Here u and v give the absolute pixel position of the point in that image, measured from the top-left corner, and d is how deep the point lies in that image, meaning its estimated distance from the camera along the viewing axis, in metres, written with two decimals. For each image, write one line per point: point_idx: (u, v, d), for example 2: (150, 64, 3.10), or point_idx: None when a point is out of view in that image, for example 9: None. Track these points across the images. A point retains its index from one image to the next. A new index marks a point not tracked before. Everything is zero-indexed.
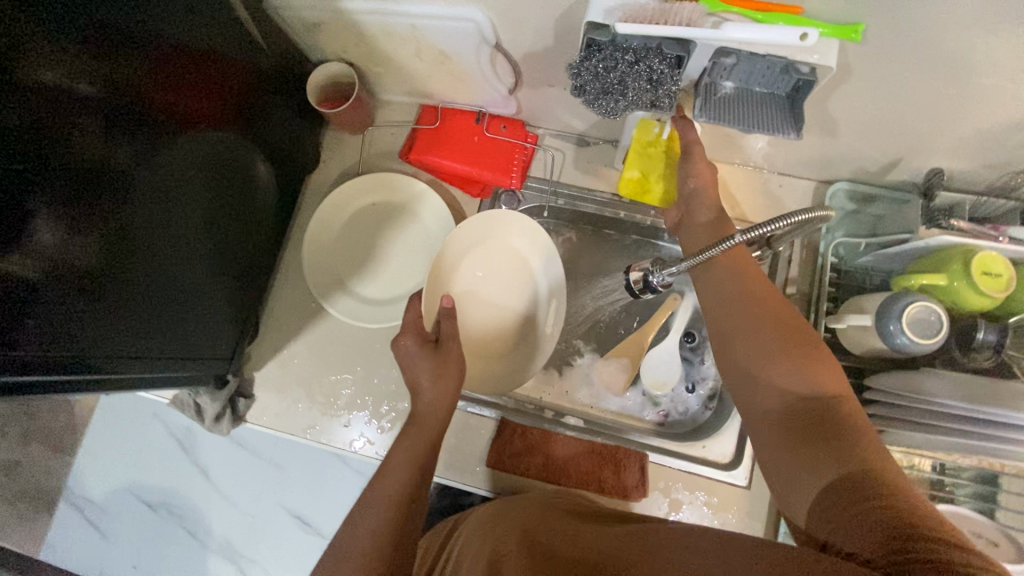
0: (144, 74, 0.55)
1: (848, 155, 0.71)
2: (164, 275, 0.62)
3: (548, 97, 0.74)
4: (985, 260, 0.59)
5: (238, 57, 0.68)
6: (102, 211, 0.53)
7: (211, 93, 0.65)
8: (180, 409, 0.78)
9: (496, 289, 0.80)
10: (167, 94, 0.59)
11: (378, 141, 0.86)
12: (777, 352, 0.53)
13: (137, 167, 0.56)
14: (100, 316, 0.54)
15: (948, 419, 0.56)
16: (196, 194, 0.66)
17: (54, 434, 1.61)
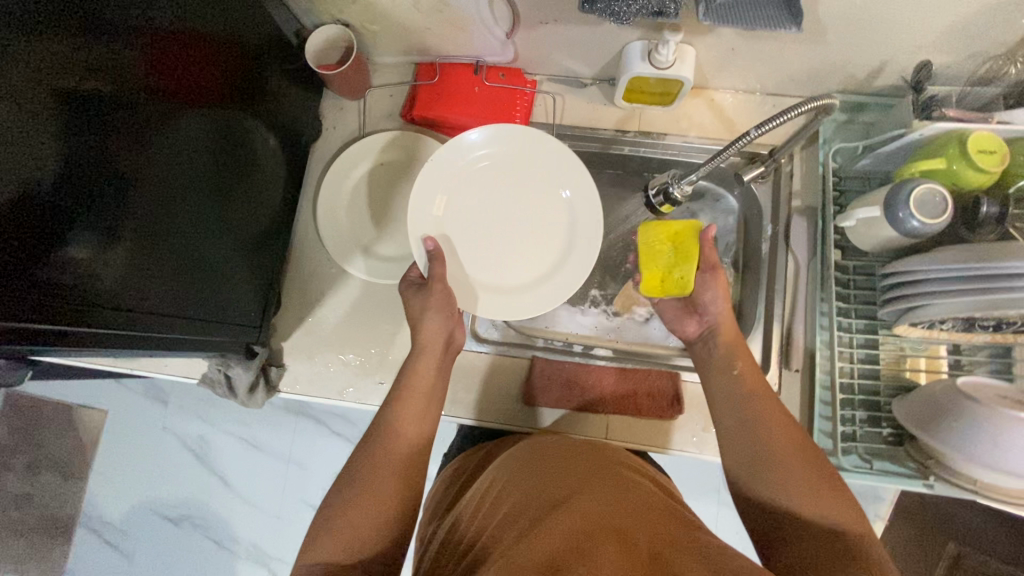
0: (139, 56, 0.54)
1: (836, 65, 0.74)
2: (180, 257, 0.62)
3: (545, 37, 0.75)
4: (978, 139, 0.63)
5: (232, 22, 0.67)
6: (118, 183, 0.52)
7: (210, 61, 0.64)
8: (212, 386, 0.79)
9: (507, 215, 0.77)
10: (163, 77, 0.57)
11: (378, 104, 0.86)
12: (809, 478, 0.55)
13: (142, 153, 0.55)
14: (119, 303, 0.54)
15: (962, 285, 0.59)
16: (202, 176, 0.65)
17: (65, 461, 1.59)
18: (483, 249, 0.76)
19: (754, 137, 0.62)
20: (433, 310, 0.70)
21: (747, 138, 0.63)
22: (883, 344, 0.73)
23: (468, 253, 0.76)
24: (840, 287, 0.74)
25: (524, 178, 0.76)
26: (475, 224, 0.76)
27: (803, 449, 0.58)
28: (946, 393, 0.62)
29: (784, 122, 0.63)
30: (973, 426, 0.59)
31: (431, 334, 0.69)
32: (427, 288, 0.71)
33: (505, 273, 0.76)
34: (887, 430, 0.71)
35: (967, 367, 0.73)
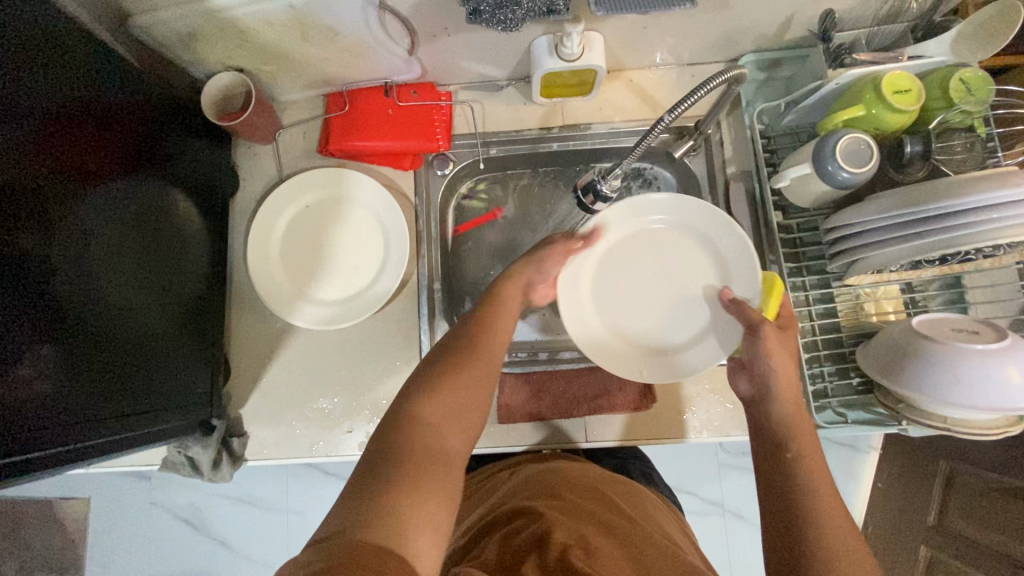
0: (17, 146, 0.50)
1: (744, 25, 0.73)
2: (103, 351, 0.58)
3: (448, 48, 0.73)
4: (892, 80, 0.63)
5: (122, 93, 0.63)
6: (34, 294, 0.51)
7: (110, 143, 0.61)
8: (174, 469, 0.75)
9: (649, 294, 0.75)
10: (53, 163, 0.54)
11: (293, 145, 0.83)
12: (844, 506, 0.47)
13: (35, 249, 0.51)
14: (26, 420, 0.49)
15: (895, 228, 0.59)
16: (116, 257, 0.61)
17: (56, 557, 1.54)
18: (630, 309, 0.75)
19: (670, 123, 0.61)
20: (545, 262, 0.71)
21: (662, 126, 0.62)
22: (838, 295, 0.74)
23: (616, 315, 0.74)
24: (788, 248, 0.74)
25: (684, 245, 0.74)
26: (672, 291, 0.74)
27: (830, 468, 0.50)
28: (905, 336, 0.62)
29: (696, 102, 0.61)
30: (928, 364, 0.59)
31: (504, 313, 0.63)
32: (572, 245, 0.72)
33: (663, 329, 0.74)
34: (856, 379, 0.72)
35: (922, 303, 0.74)
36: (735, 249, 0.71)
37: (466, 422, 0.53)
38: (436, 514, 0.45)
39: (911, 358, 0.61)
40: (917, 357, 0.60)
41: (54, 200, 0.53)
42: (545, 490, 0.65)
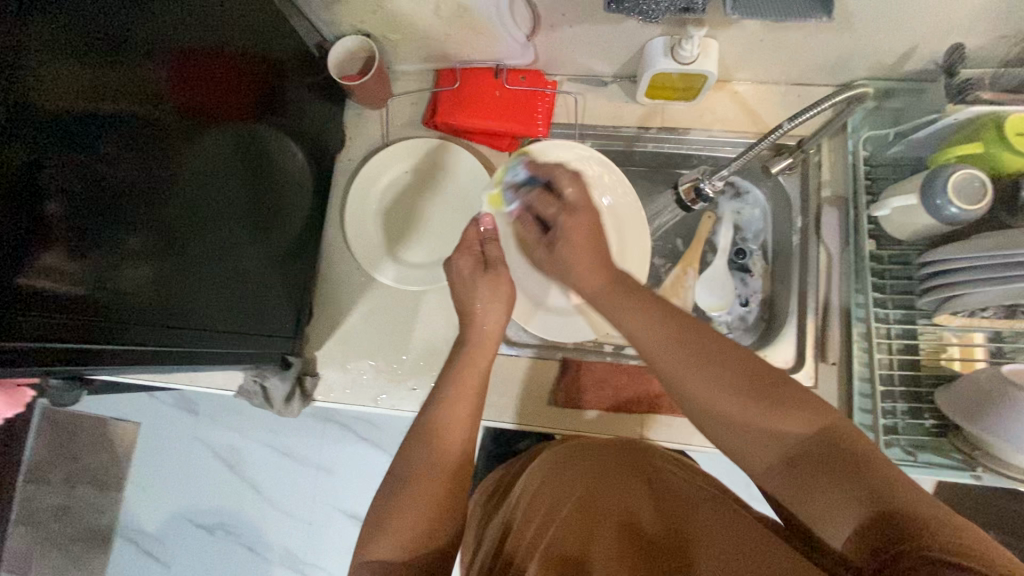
0: (159, 72, 0.54)
1: (864, 50, 0.73)
2: (200, 272, 0.62)
3: (566, 38, 0.75)
4: (1017, 122, 0.62)
5: (251, 36, 0.67)
6: (151, 208, 0.54)
7: (233, 79, 0.65)
8: (248, 398, 0.80)
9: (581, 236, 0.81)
10: (186, 92, 0.58)
11: (399, 112, 0.87)
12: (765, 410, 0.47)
13: (161, 167, 0.55)
14: (138, 322, 0.54)
15: (994, 271, 0.59)
16: (226, 188, 0.65)
17: (101, 473, 1.63)
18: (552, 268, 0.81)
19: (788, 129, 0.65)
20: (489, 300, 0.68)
21: (780, 131, 0.65)
22: (923, 335, 0.73)
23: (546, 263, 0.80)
24: (876, 278, 0.74)
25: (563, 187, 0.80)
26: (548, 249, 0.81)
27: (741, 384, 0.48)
28: (993, 382, 0.61)
29: (819, 112, 0.65)
30: (1020, 414, 0.58)
31: (490, 328, 0.68)
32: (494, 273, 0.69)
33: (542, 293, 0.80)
34: (930, 421, 0.70)
35: (1010, 354, 0.71)
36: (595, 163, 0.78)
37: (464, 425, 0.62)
38: (425, 516, 0.55)
39: (1000, 406, 0.59)
40: (1006, 407, 0.59)
41: (178, 125, 0.57)
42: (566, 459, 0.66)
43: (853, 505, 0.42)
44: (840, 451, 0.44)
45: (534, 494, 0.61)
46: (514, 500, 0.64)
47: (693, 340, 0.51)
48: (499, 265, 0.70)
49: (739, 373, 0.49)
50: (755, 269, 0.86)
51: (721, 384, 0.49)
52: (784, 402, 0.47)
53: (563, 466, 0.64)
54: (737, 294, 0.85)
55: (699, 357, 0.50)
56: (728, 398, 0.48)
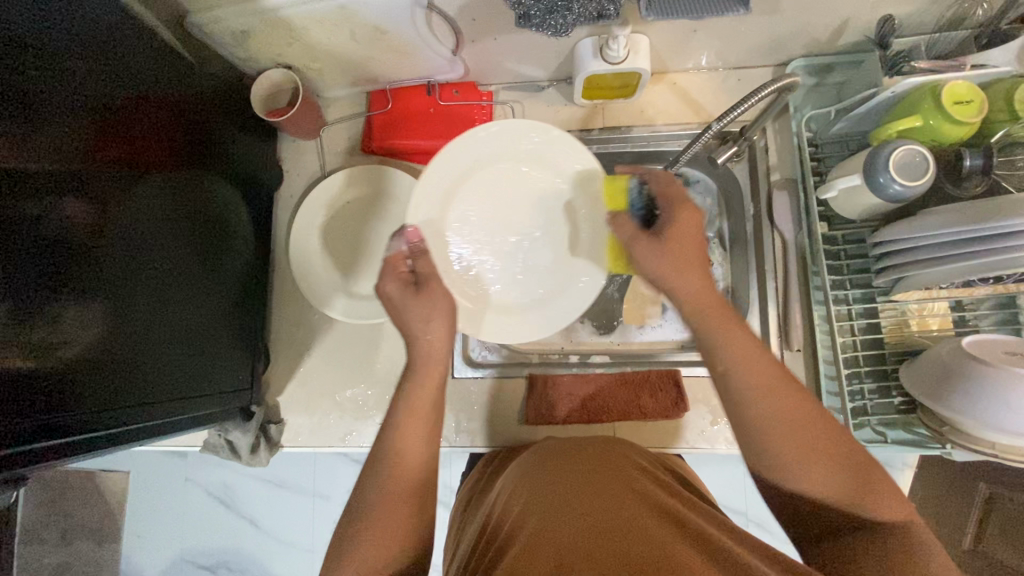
0: (81, 127, 0.52)
1: (796, 28, 0.71)
2: (150, 328, 0.60)
3: (492, 49, 0.73)
4: (954, 90, 0.60)
5: (172, 83, 0.65)
6: (86, 279, 0.52)
7: (160, 131, 0.62)
8: (214, 452, 0.78)
9: (534, 220, 0.72)
10: (113, 145, 0.56)
11: (336, 140, 0.85)
12: (806, 438, 0.46)
13: (95, 226, 0.53)
14: (83, 388, 0.52)
15: (943, 249, 0.57)
16: (168, 238, 0.63)
17: (96, 525, 1.61)
18: (507, 261, 0.72)
19: (718, 131, 0.62)
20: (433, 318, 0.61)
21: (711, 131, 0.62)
22: (883, 309, 0.71)
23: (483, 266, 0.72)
24: (832, 259, 0.73)
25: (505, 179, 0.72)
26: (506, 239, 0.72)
27: (806, 406, 0.48)
28: (954, 359, 0.60)
29: (754, 104, 0.61)
30: (979, 387, 0.57)
31: (434, 359, 0.60)
32: (425, 293, 0.61)
33: (498, 292, 0.72)
34: (898, 398, 0.70)
35: (972, 322, 0.71)
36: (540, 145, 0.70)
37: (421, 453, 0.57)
38: (393, 533, 0.53)
39: (961, 381, 0.59)
40: (966, 382, 0.58)
41: (109, 188, 0.55)
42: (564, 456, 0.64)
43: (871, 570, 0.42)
44: (888, 536, 0.44)
45: (513, 492, 0.59)
46: (495, 498, 0.62)
47: (810, 418, 0.47)
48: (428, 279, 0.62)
49: (818, 442, 0.46)
50: (715, 259, 0.79)
51: (807, 445, 0.46)
52: (851, 462, 0.46)
53: (560, 465, 0.62)
54: None
55: (812, 442, 0.46)
56: (826, 474, 0.46)
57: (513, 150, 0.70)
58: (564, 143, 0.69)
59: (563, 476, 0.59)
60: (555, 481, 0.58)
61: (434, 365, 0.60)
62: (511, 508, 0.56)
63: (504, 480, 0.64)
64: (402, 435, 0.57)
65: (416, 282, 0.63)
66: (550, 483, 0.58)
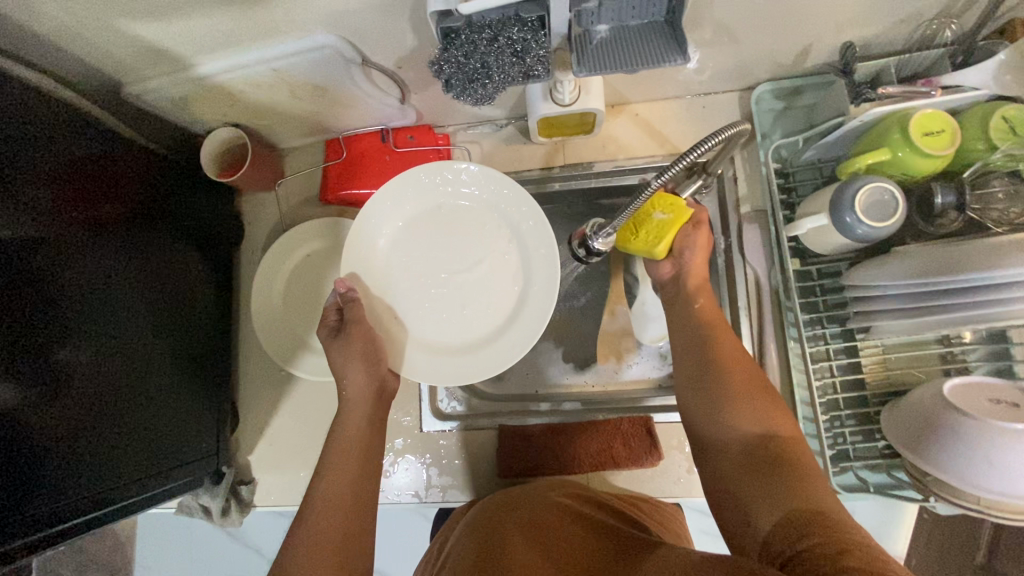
0: (48, 192, 0.55)
1: (756, 55, 0.67)
2: (126, 379, 0.61)
3: (440, 95, 0.71)
4: (921, 120, 0.56)
5: (124, 152, 0.65)
6: (44, 342, 0.53)
7: (115, 195, 0.63)
8: (189, 513, 0.78)
9: (472, 255, 0.71)
10: (78, 212, 0.58)
11: (294, 191, 0.83)
12: (728, 393, 0.57)
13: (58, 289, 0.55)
14: (48, 446, 0.52)
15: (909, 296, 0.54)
16: (139, 292, 0.65)
17: (108, 559, 1.64)
18: (446, 304, 0.71)
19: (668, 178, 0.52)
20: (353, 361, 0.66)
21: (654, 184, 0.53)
22: (863, 348, 0.68)
23: (424, 311, 0.71)
24: (807, 296, 0.69)
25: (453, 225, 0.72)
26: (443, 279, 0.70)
27: (741, 361, 0.60)
28: (934, 406, 0.57)
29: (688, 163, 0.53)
30: (960, 440, 0.53)
31: (357, 389, 0.66)
32: (344, 336, 0.67)
33: (441, 335, 0.71)
34: (882, 442, 0.66)
35: (960, 357, 0.67)
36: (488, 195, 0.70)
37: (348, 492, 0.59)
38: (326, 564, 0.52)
39: (940, 431, 0.55)
40: (946, 433, 0.55)
41: (67, 251, 0.56)
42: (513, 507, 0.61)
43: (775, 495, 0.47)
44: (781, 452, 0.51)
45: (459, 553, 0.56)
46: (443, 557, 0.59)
47: (750, 378, 0.58)
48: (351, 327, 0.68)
49: (755, 383, 0.57)
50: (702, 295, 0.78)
51: (738, 388, 0.57)
52: (757, 403, 0.56)
53: (516, 499, 0.62)
54: None
55: (750, 388, 0.57)
56: (753, 418, 0.54)
57: (442, 193, 0.71)
58: (490, 174, 0.69)
59: (517, 510, 0.60)
60: (510, 515, 0.59)
61: (360, 403, 0.66)
62: (469, 544, 0.56)
63: (452, 537, 0.61)
64: (332, 485, 0.59)
65: (341, 327, 0.69)
66: (505, 518, 0.58)
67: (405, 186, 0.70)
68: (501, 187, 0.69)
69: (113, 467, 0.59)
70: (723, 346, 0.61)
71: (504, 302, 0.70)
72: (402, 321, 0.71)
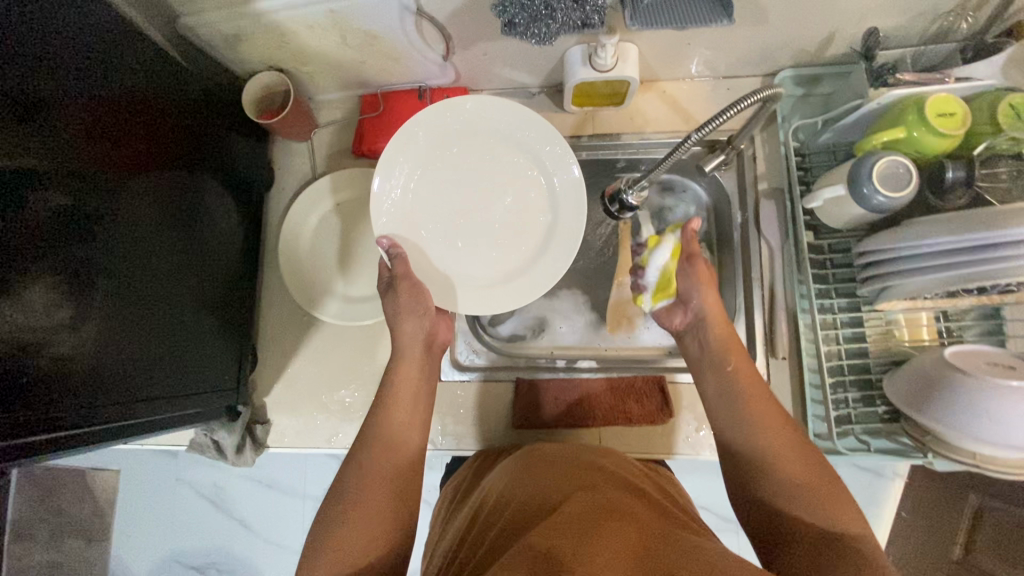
0: (80, 126, 0.53)
1: (783, 39, 0.71)
2: (143, 319, 0.61)
3: (483, 54, 0.73)
4: (937, 103, 0.61)
5: (167, 86, 0.66)
6: (87, 269, 0.54)
7: (155, 131, 0.64)
8: (200, 451, 0.78)
9: (496, 184, 0.74)
10: (122, 141, 0.59)
11: (328, 143, 0.85)
12: (777, 419, 0.57)
13: (99, 218, 0.55)
14: (86, 372, 0.53)
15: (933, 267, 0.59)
16: (160, 234, 0.64)
17: (87, 524, 1.59)
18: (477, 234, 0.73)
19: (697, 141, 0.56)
20: (404, 313, 0.67)
21: (688, 143, 0.57)
22: (868, 320, 0.72)
23: (459, 242, 0.73)
24: (817, 269, 0.73)
25: (470, 155, 0.73)
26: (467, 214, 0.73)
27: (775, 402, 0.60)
28: (936, 368, 0.61)
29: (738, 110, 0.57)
30: (962, 397, 0.57)
31: (409, 339, 0.67)
32: (392, 290, 0.68)
33: (477, 265, 0.73)
34: (882, 408, 0.70)
35: (957, 332, 0.72)
36: (501, 120, 0.72)
37: (396, 455, 0.59)
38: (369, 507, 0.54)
39: (944, 390, 0.59)
40: (950, 391, 0.59)
41: (110, 178, 0.57)
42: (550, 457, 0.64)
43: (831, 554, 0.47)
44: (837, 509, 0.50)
45: (502, 492, 0.59)
46: (482, 494, 0.63)
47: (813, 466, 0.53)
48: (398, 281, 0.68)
49: (816, 474, 0.53)
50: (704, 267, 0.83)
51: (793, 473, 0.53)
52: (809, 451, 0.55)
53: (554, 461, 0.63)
54: None
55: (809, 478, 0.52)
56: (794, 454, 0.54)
57: (454, 128, 0.72)
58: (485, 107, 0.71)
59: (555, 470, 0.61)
60: (546, 476, 0.60)
61: (415, 350, 0.67)
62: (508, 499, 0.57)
63: (487, 481, 0.65)
64: (379, 427, 0.60)
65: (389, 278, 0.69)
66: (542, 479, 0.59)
67: (410, 135, 0.70)
68: (514, 117, 0.71)
69: (141, 397, 0.60)
70: (789, 445, 0.55)
71: (534, 229, 0.74)
72: (442, 258, 0.73)
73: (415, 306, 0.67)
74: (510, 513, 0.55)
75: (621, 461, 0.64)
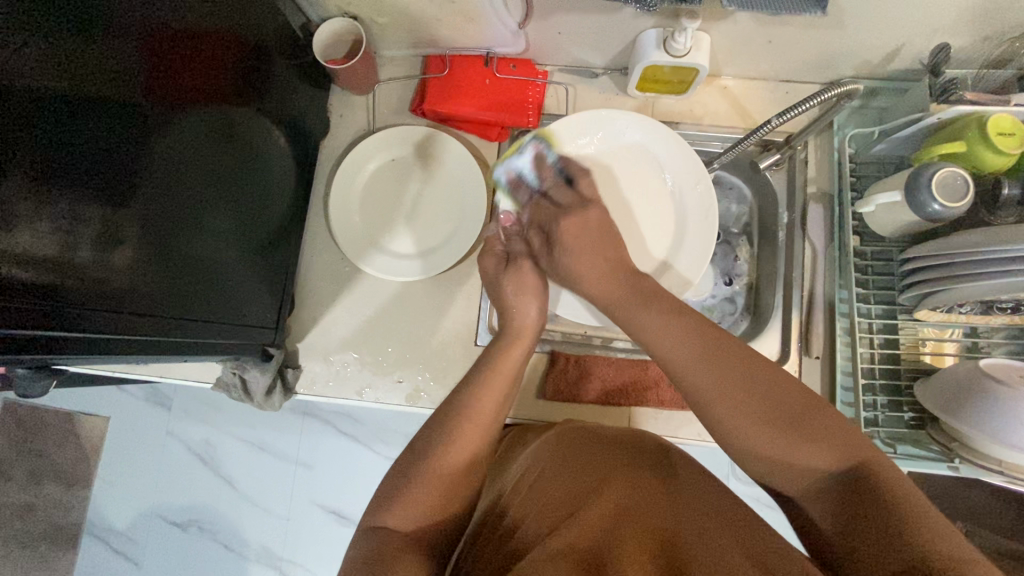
0: (130, 51, 0.50)
1: (849, 50, 0.73)
2: (176, 258, 0.58)
3: (557, 27, 0.74)
4: (998, 122, 0.63)
5: (233, 15, 0.63)
6: (130, 187, 0.52)
7: (214, 58, 0.61)
8: (226, 390, 0.80)
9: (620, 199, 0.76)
10: (179, 63, 0.56)
11: (387, 100, 0.85)
12: (641, 308, 0.58)
13: (147, 139, 0.53)
14: (115, 294, 0.51)
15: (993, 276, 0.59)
16: (204, 171, 0.61)
17: (67, 469, 1.46)
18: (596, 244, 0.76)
19: (775, 125, 0.65)
20: (522, 292, 0.68)
21: (766, 128, 0.66)
22: (901, 330, 0.74)
23: None
24: (859, 274, 0.75)
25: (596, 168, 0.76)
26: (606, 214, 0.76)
27: (708, 334, 0.52)
28: (969, 376, 0.62)
29: (804, 110, 0.65)
30: (995, 406, 0.59)
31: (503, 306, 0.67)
32: (514, 267, 0.70)
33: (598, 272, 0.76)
34: (908, 414, 0.72)
35: (985, 349, 0.74)
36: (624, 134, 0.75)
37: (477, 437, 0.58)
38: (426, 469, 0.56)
39: (978, 397, 0.61)
40: (984, 399, 0.60)
41: (163, 99, 0.54)
42: (584, 444, 0.63)
43: (833, 458, 0.45)
44: (868, 483, 0.43)
45: (544, 475, 0.59)
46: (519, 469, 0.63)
47: (714, 348, 0.50)
48: (520, 259, 0.71)
49: (762, 402, 0.47)
50: (741, 255, 0.88)
51: (744, 404, 0.47)
52: (764, 393, 0.47)
53: (569, 460, 0.60)
54: (719, 272, 0.88)
55: (759, 395, 0.47)
56: (658, 330, 0.54)
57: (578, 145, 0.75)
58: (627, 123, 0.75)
59: (572, 477, 0.58)
60: (558, 486, 0.57)
61: (528, 331, 0.66)
62: (540, 495, 0.57)
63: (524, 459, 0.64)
64: (489, 391, 0.60)
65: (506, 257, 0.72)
66: (559, 489, 0.57)
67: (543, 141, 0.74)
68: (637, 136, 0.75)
69: (174, 324, 0.58)
70: (759, 376, 0.48)
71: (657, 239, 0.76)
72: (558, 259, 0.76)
73: (537, 286, 0.69)
74: (559, 503, 0.55)
75: (639, 439, 0.65)
